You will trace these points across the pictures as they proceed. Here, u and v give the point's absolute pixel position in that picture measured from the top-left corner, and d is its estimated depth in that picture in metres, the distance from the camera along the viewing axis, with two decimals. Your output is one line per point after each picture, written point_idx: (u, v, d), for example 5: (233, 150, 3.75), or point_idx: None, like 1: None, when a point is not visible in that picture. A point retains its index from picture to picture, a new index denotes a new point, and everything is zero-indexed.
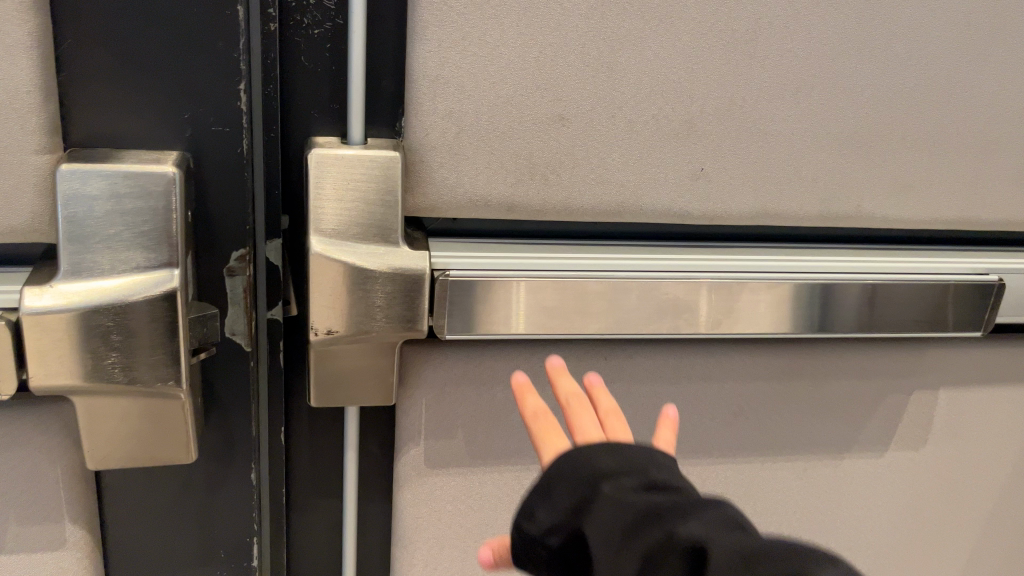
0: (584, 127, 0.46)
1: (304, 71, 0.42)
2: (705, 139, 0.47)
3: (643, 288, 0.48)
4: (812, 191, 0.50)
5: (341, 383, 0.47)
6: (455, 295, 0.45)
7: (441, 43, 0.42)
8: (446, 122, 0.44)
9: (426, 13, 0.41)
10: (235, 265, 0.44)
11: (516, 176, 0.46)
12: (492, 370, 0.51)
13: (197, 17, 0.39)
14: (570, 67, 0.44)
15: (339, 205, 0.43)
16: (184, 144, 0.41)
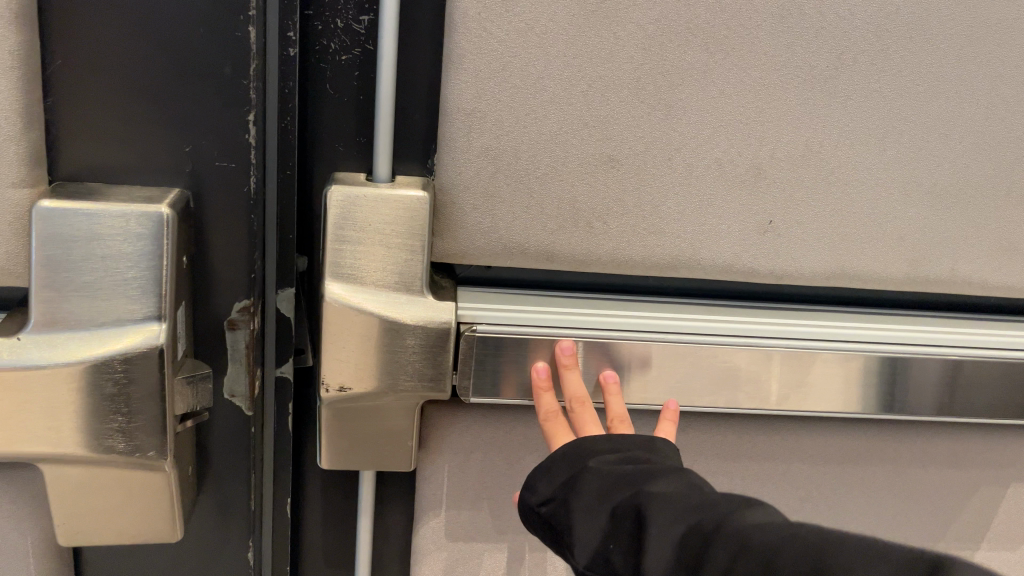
0: (636, 170, 0.40)
1: (328, 100, 0.38)
2: (775, 188, 0.41)
3: (699, 355, 0.41)
4: (899, 252, 0.43)
5: (355, 446, 0.41)
6: (482, 353, 0.40)
7: (479, 74, 0.37)
8: (481, 160, 0.38)
9: (463, 41, 0.36)
10: (238, 318, 0.39)
11: (557, 223, 0.40)
12: (524, 440, 0.45)
13: (203, 39, 0.35)
14: (623, 104, 0.38)
15: (360, 248, 0.37)
16: (186, 179, 0.36)
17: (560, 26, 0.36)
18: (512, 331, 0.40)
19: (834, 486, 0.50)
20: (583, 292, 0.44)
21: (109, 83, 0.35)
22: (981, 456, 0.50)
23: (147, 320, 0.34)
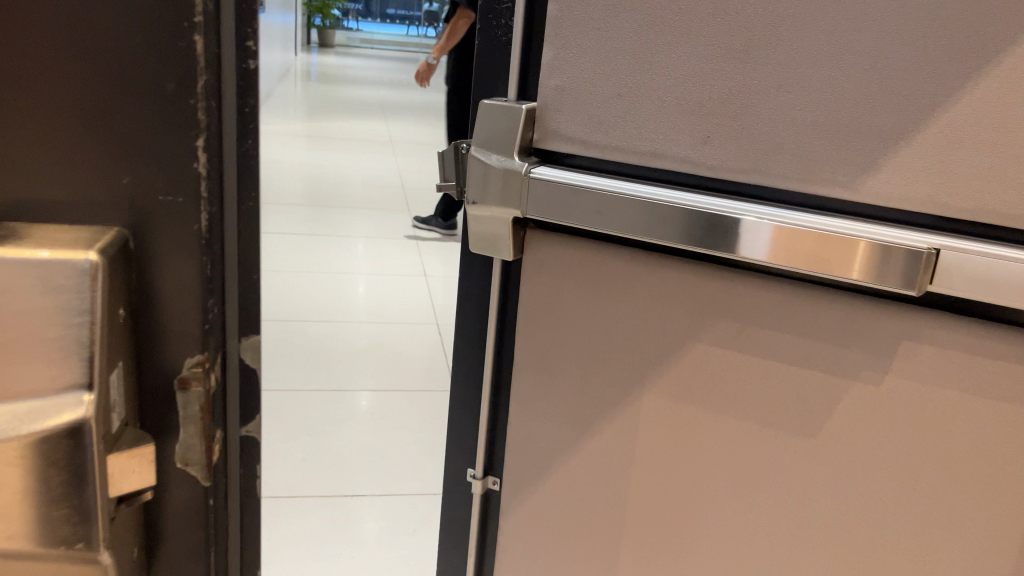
0: (632, 103, 0.44)
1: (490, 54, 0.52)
2: (719, 118, 0.42)
3: (655, 226, 0.43)
4: (833, 175, 0.40)
5: (484, 242, 0.51)
6: (532, 191, 0.47)
7: (558, 27, 0.46)
8: (553, 89, 0.47)
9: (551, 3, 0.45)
10: (190, 375, 0.33)
11: (591, 128, 0.46)
12: (591, 347, 0.52)
13: (138, 52, 0.29)
14: (624, 48, 0.44)
15: (488, 130, 0.49)
16: (126, 215, 0.31)
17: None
18: (551, 173, 0.46)
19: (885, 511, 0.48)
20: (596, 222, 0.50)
21: (28, 104, 0.29)
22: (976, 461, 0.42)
23: (73, 389, 0.28)
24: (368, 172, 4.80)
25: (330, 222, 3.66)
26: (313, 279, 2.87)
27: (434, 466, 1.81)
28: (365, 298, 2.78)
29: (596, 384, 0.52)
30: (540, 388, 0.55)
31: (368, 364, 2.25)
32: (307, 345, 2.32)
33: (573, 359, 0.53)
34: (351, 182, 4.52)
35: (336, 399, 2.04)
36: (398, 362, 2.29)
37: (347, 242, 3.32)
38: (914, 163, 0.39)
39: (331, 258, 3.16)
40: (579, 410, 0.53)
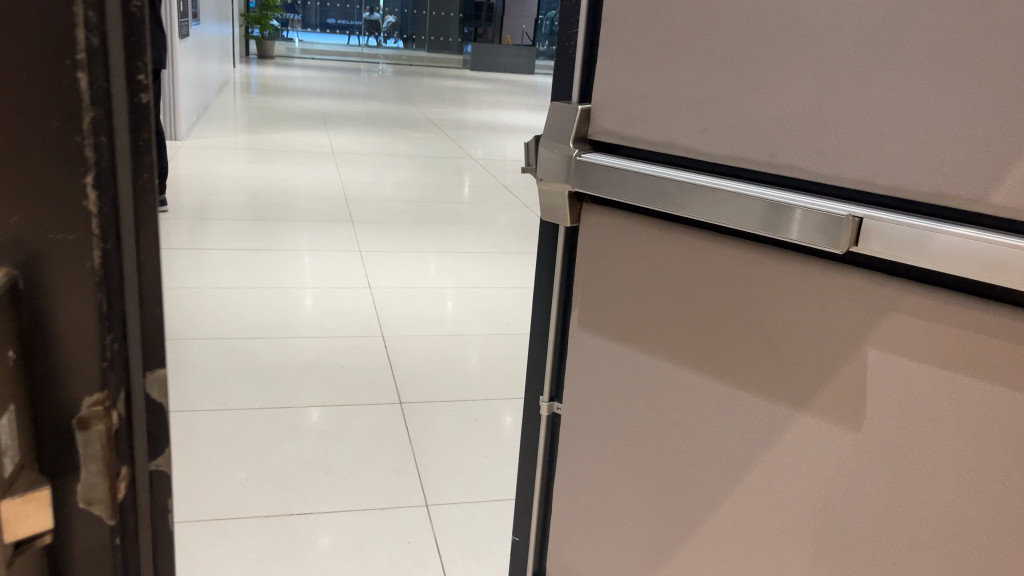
0: (658, 105, 0.99)
1: (565, 65, 1.16)
2: (697, 118, 0.94)
3: (636, 182, 1.00)
4: (739, 143, 0.91)
5: (555, 204, 1.13)
6: (581, 166, 1.07)
7: (618, 72, 1.03)
8: (617, 105, 1.04)
9: (614, 63, 1.03)
10: (91, 414, 0.38)
11: (628, 128, 1.03)
12: (619, 254, 1.07)
13: (29, 100, 0.34)
14: (649, 80, 0.99)
15: (557, 134, 1.10)
16: (24, 258, 0.36)
17: (639, 55, 1.00)
18: (595, 160, 1.05)
19: (759, 338, 0.92)
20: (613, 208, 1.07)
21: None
22: (761, 319, 0.91)
23: None
24: (297, 187, 4.70)
25: (257, 242, 3.56)
26: (244, 297, 2.81)
27: (381, 473, 1.82)
28: (312, 307, 2.79)
29: (619, 272, 1.07)
30: (600, 279, 1.10)
31: (308, 377, 2.24)
32: (241, 363, 2.29)
33: (609, 261, 1.09)
34: (280, 198, 4.42)
35: (280, 416, 2.03)
36: (338, 373, 2.28)
37: (293, 254, 3.36)
38: (766, 135, 0.88)
39: (260, 276, 3.08)
40: (616, 288, 1.08)
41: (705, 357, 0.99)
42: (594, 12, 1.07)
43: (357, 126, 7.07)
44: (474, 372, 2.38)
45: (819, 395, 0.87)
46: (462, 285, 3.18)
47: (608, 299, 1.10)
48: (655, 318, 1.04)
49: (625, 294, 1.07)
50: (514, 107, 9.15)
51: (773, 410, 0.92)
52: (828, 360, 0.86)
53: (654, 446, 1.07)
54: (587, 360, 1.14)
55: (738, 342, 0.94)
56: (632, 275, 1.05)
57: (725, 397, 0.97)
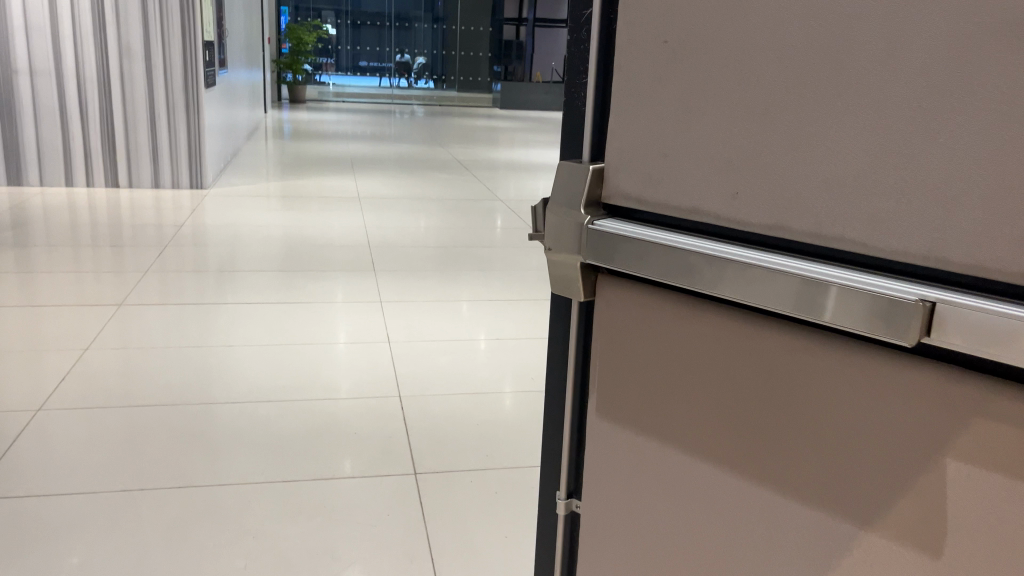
0: (677, 162, 0.85)
1: (572, 117, 1.03)
2: (725, 179, 0.80)
3: (662, 257, 0.86)
4: (775, 208, 0.76)
5: (564, 279, 1.00)
6: (593, 236, 0.93)
7: (632, 126, 0.89)
8: (630, 163, 0.90)
9: (627, 116, 0.90)
10: None
11: (645, 191, 0.89)
12: (637, 334, 0.93)
13: None
14: (667, 133, 0.85)
15: (563, 198, 0.97)
16: None
17: (654, 106, 0.86)
18: (608, 228, 0.91)
19: (807, 443, 0.77)
20: (632, 282, 0.93)
21: None
22: (811, 422, 0.76)
23: None
24: (321, 236, 4.63)
25: (277, 295, 3.47)
26: (257, 357, 2.70)
27: (388, 558, 1.67)
28: (333, 367, 2.66)
29: (640, 355, 0.93)
30: (617, 361, 0.96)
31: (318, 446, 2.11)
32: (247, 432, 2.16)
33: (626, 341, 0.94)
34: (303, 247, 4.35)
35: (283, 492, 1.89)
36: (348, 442, 2.14)
37: (316, 309, 3.25)
38: (807, 199, 0.73)
39: (277, 332, 2.97)
40: (634, 373, 0.94)
41: (742, 461, 0.83)
42: (603, 59, 0.94)
43: (387, 170, 7.03)
44: (495, 437, 2.22)
45: (882, 517, 0.72)
46: (487, 337, 3.04)
47: (625, 385, 0.95)
48: (682, 411, 0.89)
49: (645, 380, 0.92)
50: (546, 147, 9.04)
51: (826, 530, 0.77)
52: (897, 476, 0.69)
53: (684, 561, 0.91)
54: (605, 453, 0.99)
55: (779, 446, 0.79)
56: (654, 359, 0.91)
57: (771, 510, 0.81)
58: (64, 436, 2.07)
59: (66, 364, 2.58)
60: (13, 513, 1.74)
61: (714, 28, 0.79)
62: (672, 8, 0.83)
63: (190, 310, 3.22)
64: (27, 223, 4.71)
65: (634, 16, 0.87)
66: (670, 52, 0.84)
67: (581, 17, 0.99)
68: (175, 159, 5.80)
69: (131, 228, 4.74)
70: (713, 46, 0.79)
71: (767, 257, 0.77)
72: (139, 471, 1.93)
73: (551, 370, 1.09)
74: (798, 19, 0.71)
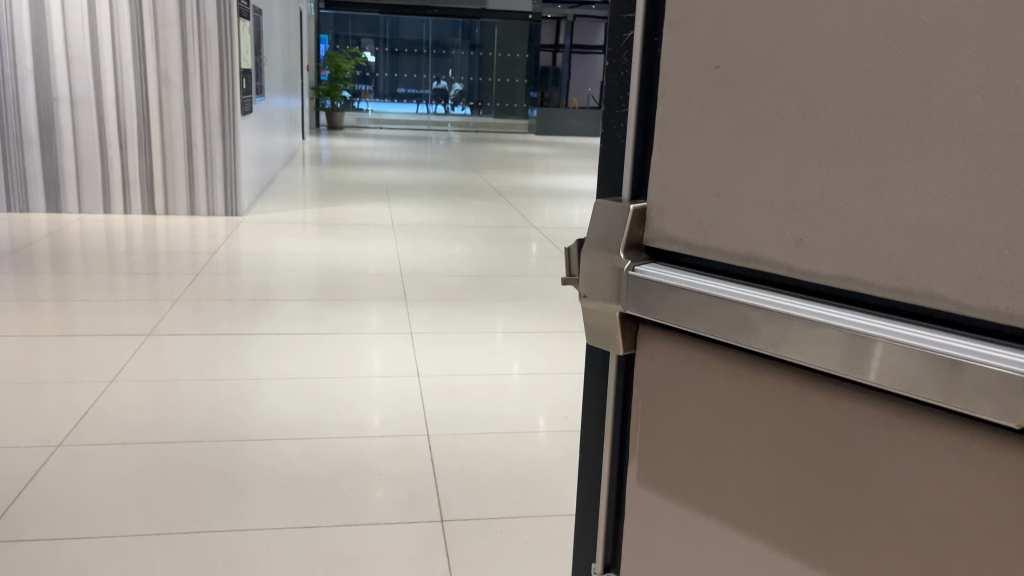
0: (731, 203, 0.75)
1: (612, 152, 0.93)
2: (789, 223, 0.70)
3: (714, 311, 0.76)
4: (848, 259, 0.65)
5: (601, 331, 0.89)
6: (633, 284, 0.83)
7: (679, 162, 0.79)
8: (676, 204, 0.80)
9: (673, 151, 0.80)
10: None
11: (692, 234, 0.79)
12: (684, 393, 0.83)
13: None
14: (719, 169, 0.75)
15: (598, 240, 0.87)
16: None
17: (703, 139, 0.76)
18: (651, 275, 0.81)
19: (883, 531, 0.65)
20: (679, 336, 0.82)
21: None
22: (891, 510, 0.64)
23: None
24: (354, 264, 4.57)
25: (307, 326, 3.41)
26: (284, 391, 2.63)
27: None
28: (361, 402, 2.58)
29: (688, 417, 0.83)
30: (660, 423, 0.86)
31: (341, 488, 2.02)
32: (270, 473, 2.07)
33: (671, 401, 0.84)
34: (335, 275, 4.29)
35: (301, 538, 1.79)
36: (373, 485, 2.04)
37: (346, 341, 3.18)
38: (886, 248, 0.62)
39: (304, 365, 2.90)
40: (681, 437, 0.84)
41: (806, 545, 0.72)
42: (644, 87, 0.84)
43: (422, 196, 7.00)
44: (528, 482, 2.10)
45: None
46: (520, 372, 2.93)
47: (670, 449, 0.85)
48: (737, 482, 0.78)
49: (694, 444, 0.82)
50: (583, 174, 8.96)
51: None
52: None
53: None
54: (646, 524, 0.89)
55: (850, 532, 0.68)
56: (705, 423, 0.81)
57: None
58: (82, 475, 2.01)
59: (90, 397, 2.53)
60: (23, 558, 1.67)
61: (774, 52, 0.69)
62: (724, 29, 0.73)
63: (218, 340, 3.17)
64: (64, 249, 4.73)
65: (680, 39, 0.78)
66: (722, 79, 0.74)
67: (620, 41, 0.89)
68: (211, 186, 5.83)
69: (165, 255, 4.73)
70: (773, 71, 0.69)
71: (839, 314, 0.66)
72: (156, 514, 1.86)
73: (587, 428, 0.99)
74: (876, 38, 0.61)
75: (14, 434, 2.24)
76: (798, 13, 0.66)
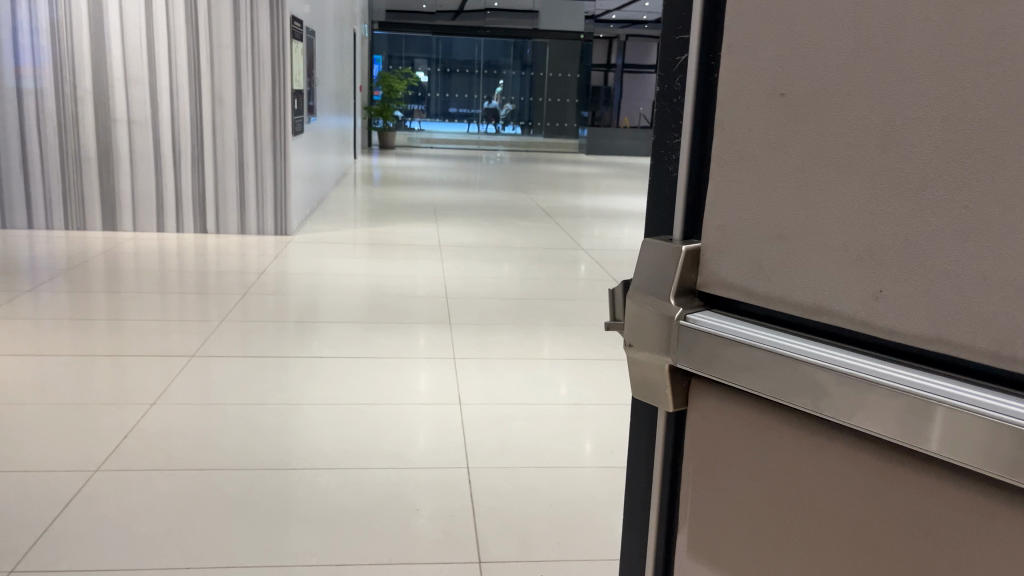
0: (797, 247, 0.65)
1: (663, 187, 0.85)
2: (865, 273, 0.60)
3: (778, 369, 0.66)
4: (939, 317, 0.56)
5: (648, 384, 0.81)
6: (685, 334, 0.74)
7: (738, 199, 0.71)
8: (733, 245, 0.72)
9: (730, 186, 0.71)
10: None
11: (752, 280, 0.70)
12: (740, 457, 0.73)
13: None
14: (784, 208, 0.66)
15: (646, 283, 0.78)
16: None
17: (765, 173, 0.68)
18: (705, 325, 0.73)
19: None
20: (737, 395, 0.73)
21: None
22: None
23: None
24: (401, 286, 4.54)
25: (351, 349, 3.37)
26: (324, 417, 2.58)
27: None
28: (402, 430, 2.51)
29: (744, 484, 0.73)
30: (712, 488, 0.77)
31: (376, 523, 1.95)
32: (304, 505, 2.02)
33: (725, 465, 0.75)
34: (382, 297, 4.26)
35: None
36: (410, 521, 1.97)
37: (389, 365, 3.14)
38: (987, 307, 0.53)
39: (346, 390, 2.86)
40: (735, 506, 0.75)
41: None
42: (698, 115, 0.76)
43: (471, 217, 6.97)
44: (570, 521, 2.01)
45: None
46: (566, 401, 2.84)
47: (723, 518, 0.76)
48: (801, 562, 0.69)
49: (751, 515, 0.73)
50: (635, 195, 8.83)
51: None
52: None
53: None
54: None
55: None
56: (764, 493, 0.71)
57: None
58: (117, 502, 1.98)
59: (132, 420, 2.52)
60: None
61: (850, 78, 0.60)
62: (791, 52, 0.64)
63: (262, 363, 3.15)
64: (118, 268, 4.81)
65: (740, 64, 0.69)
66: (789, 107, 0.65)
67: (673, 65, 0.81)
68: (262, 206, 5.88)
69: (215, 274, 4.77)
70: (846, 98, 0.60)
71: (926, 382, 0.56)
72: (186, 546, 1.81)
73: (633, 486, 0.90)
74: (973, 60, 0.52)
75: (54, 457, 2.24)
76: (878, 33, 0.58)
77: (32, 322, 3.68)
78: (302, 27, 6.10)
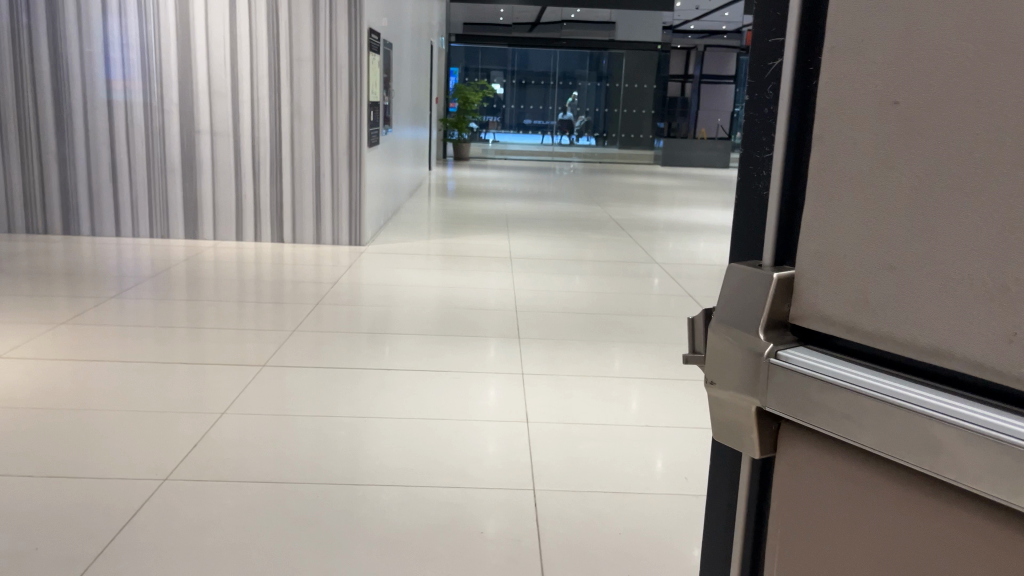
0: (909, 277, 0.56)
1: (753, 207, 0.76)
2: (995, 311, 0.51)
3: (886, 419, 0.57)
4: None
5: (731, 425, 0.72)
6: (776, 373, 0.66)
7: (837, 220, 0.62)
8: (831, 273, 0.63)
9: (830, 205, 0.62)
10: None
11: (854, 314, 0.61)
12: (834, 515, 0.65)
13: None
14: (894, 230, 0.57)
15: (731, 314, 0.70)
16: None
17: (873, 191, 0.59)
18: (798, 364, 0.64)
19: None
20: (834, 445, 0.64)
21: None
22: None
23: None
24: (472, 299, 4.51)
25: (420, 362, 3.34)
26: (390, 431, 2.55)
27: None
28: (467, 447, 2.46)
29: (838, 547, 0.64)
30: (801, 547, 0.68)
31: (437, 544, 1.90)
32: (366, 523, 1.98)
33: (817, 523, 0.66)
34: (452, 310, 4.23)
35: None
36: (472, 544, 1.90)
37: (457, 380, 3.09)
38: None
39: (413, 404, 2.83)
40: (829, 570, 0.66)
41: None
42: (794, 128, 0.67)
43: (545, 229, 6.90)
44: (638, 551, 1.91)
45: None
46: (638, 422, 2.74)
47: None
48: None
49: None
50: (713, 209, 8.61)
51: None
52: None
53: None
54: None
55: None
56: (863, 559, 0.62)
57: None
58: (182, 511, 1.99)
59: (202, 428, 2.55)
60: None
61: (981, 81, 0.51)
62: (907, 54, 0.56)
63: (331, 373, 3.15)
64: (197, 275, 4.93)
65: (845, 68, 0.61)
66: (903, 117, 0.56)
67: (766, 71, 0.73)
68: (338, 216, 5.95)
69: (291, 283, 4.83)
70: (976, 104, 0.51)
71: None
72: (246, 559, 1.80)
73: (713, 534, 0.82)
74: None
75: (125, 463, 2.26)
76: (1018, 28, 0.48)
77: (114, 327, 3.79)
78: (379, 40, 6.16)
